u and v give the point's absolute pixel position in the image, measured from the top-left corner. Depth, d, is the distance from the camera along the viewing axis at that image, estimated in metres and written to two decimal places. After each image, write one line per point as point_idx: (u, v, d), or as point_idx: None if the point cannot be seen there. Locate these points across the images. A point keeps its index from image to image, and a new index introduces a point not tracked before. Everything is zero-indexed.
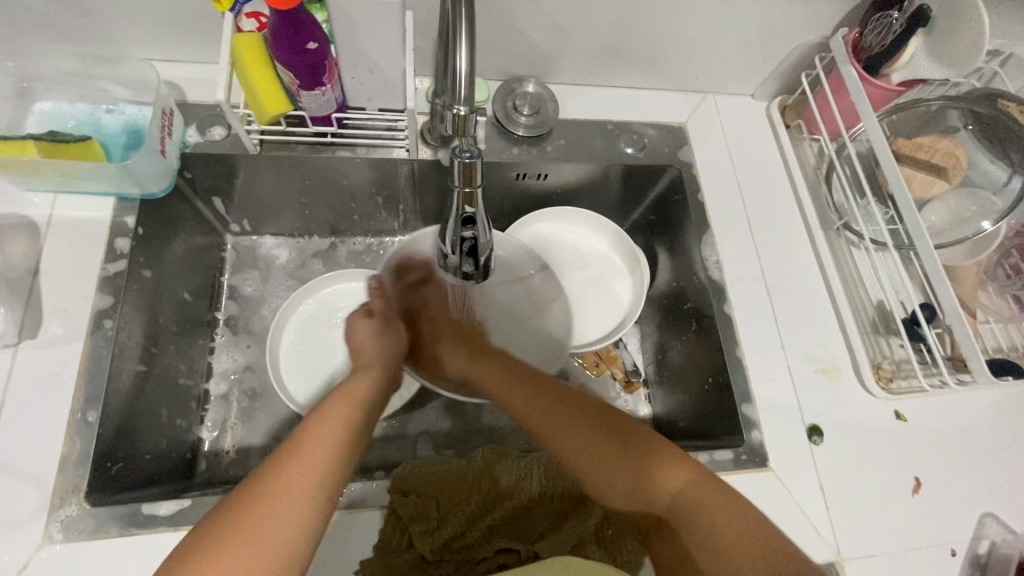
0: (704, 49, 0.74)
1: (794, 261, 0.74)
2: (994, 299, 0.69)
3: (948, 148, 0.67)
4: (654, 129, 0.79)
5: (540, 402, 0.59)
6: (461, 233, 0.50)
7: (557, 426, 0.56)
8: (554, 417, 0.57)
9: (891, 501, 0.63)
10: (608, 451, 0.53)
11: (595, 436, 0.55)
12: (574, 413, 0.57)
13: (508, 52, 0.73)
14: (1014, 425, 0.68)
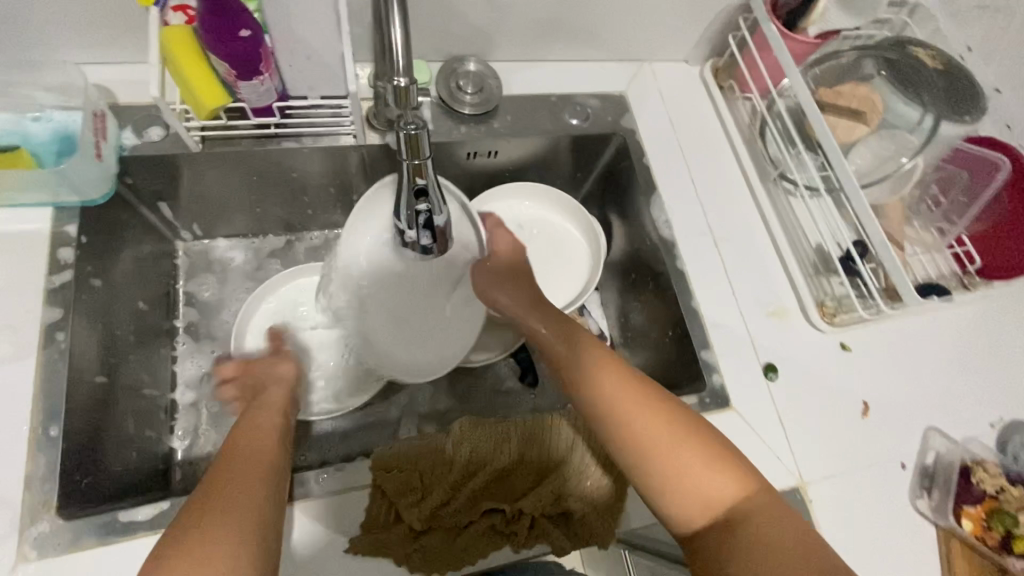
0: (636, 17, 0.77)
1: (738, 214, 0.78)
2: (919, 230, 0.74)
3: (862, 94, 0.73)
4: (597, 99, 0.81)
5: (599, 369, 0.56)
6: (416, 207, 0.52)
7: (616, 400, 0.53)
8: (614, 390, 0.53)
9: (845, 425, 0.68)
10: (670, 433, 0.50)
11: (655, 414, 0.51)
12: (639, 387, 0.53)
13: (447, 33, 0.73)
14: (946, 347, 0.74)
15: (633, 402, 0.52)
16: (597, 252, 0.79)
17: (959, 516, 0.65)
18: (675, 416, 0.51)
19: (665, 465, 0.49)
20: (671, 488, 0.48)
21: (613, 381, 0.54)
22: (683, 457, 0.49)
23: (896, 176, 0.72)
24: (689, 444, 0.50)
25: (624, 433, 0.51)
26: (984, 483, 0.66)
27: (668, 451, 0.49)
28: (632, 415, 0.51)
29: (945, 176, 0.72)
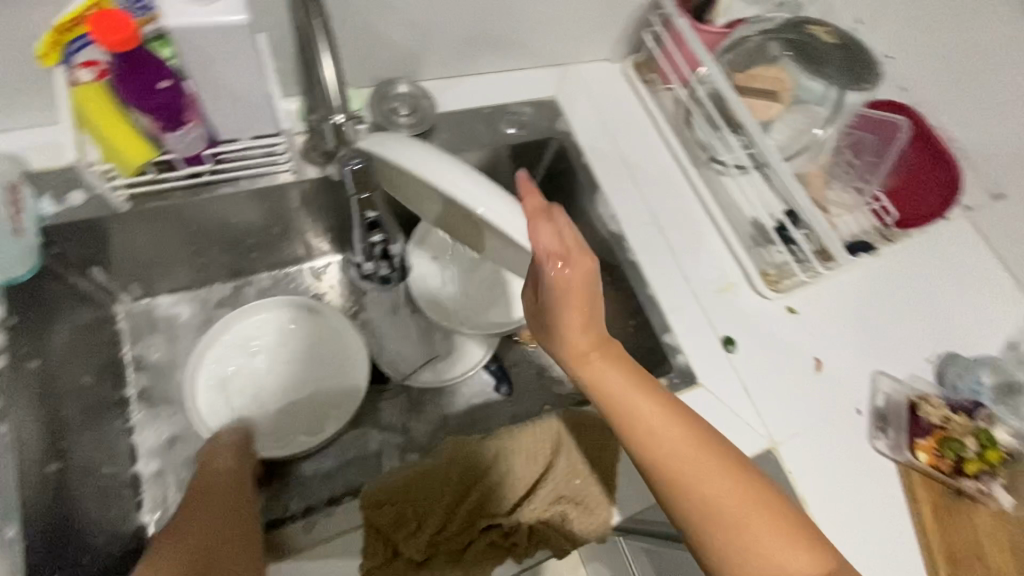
0: (555, 23, 0.79)
1: (677, 199, 0.82)
2: (841, 194, 0.80)
3: (770, 71, 0.78)
4: (531, 106, 0.83)
5: (675, 445, 0.51)
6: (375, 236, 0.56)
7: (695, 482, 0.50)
8: (690, 473, 0.50)
9: (803, 383, 0.72)
10: (750, 513, 0.49)
11: (734, 492, 0.50)
12: (715, 460, 0.51)
13: (372, 59, 0.73)
14: (880, 296, 0.81)
15: (711, 483, 0.50)
16: None
17: (913, 450, 0.69)
18: (752, 488, 0.50)
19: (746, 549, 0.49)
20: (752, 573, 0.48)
21: (689, 460, 0.51)
22: (763, 539, 0.49)
23: (812, 147, 0.78)
24: (758, 519, 0.49)
25: (704, 517, 0.50)
26: (930, 415, 0.70)
27: (747, 534, 0.49)
28: (709, 496, 0.50)
29: (854, 140, 0.80)
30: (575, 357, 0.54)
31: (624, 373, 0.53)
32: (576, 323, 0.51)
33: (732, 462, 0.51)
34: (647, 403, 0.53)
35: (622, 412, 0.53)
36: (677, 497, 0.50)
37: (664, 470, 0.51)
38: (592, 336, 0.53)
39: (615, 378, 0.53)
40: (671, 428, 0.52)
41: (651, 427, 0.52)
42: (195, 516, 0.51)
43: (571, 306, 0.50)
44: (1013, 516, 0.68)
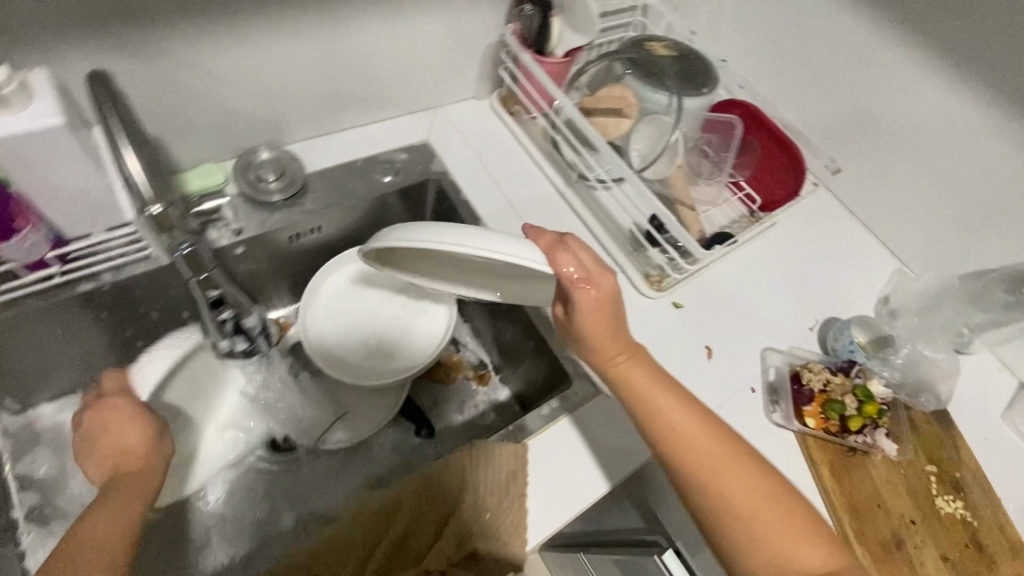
0: (412, 73, 0.83)
1: (557, 220, 0.85)
2: (708, 189, 0.88)
3: (614, 89, 0.83)
4: (405, 152, 0.85)
5: (692, 439, 0.58)
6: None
7: (710, 469, 0.57)
8: (706, 461, 0.58)
9: (696, 373, 0.77)
10: (752, 496, 0.57)
11: (749, 486, 0.57)
12: (725, 450, 0.58)
13: (230, 132, 0.74)
14: (758, 276, 0.86)
15: (722, 471, 0.57)
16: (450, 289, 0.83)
17: (801, 418, 0.75)
18: (755, 475, 0.58)
19: (746, 524, 0.56)
20: (747, 544, 0.56)
21: (704, 450, 0.58)
22: (760, 516, 0.56)
23: (668, 151, 0.82)
24: (774, 516, 0.57)
25: (714, 499, 0.57)
26: (811, 382, 0.75)
27: (747, 512, 0.56)
28: (719, 482, 0.57)
29: (709, 139, 0.88)
30: (605, 360, 0.61)
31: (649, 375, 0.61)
32: (604, 333, 0.60)
33: (740, 454, 0.59)
34: (669, 400, 0.60)
35: (646, 409, 0.60)
36: (691, 483, 0.58)
37: (682, 460, 0.58)
38: (622, 342, 0.61)
39: (641, 381, 0.61)
40: (699, 432, 0.59)
41: (672, 422, 0.59)
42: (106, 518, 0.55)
43: (601, 321, 0.59)
44: (900, 459, 0.74)
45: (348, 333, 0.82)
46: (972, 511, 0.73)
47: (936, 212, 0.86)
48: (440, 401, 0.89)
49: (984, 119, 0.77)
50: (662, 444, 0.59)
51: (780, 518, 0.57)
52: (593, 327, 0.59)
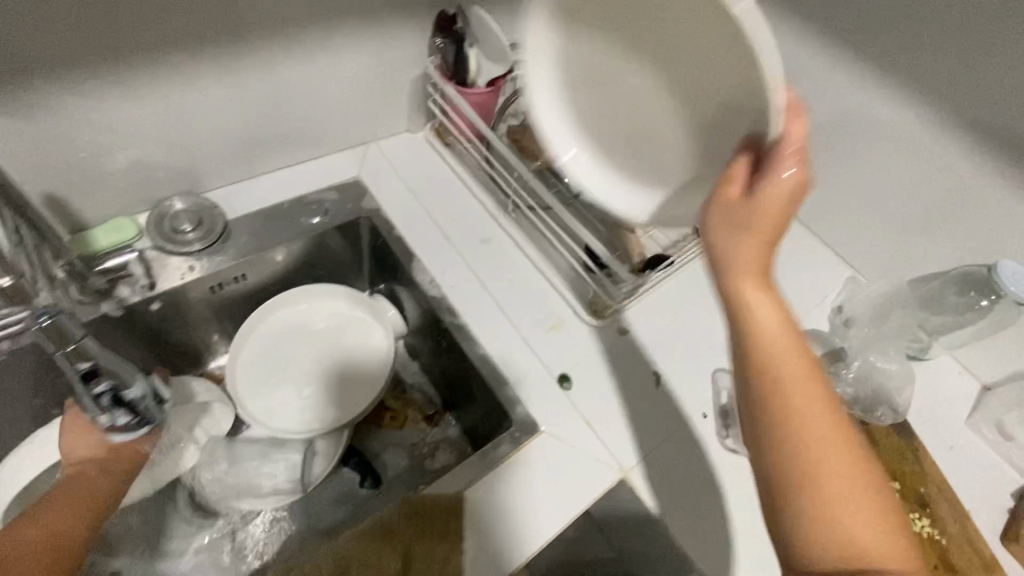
0: (336, 111, 0.81)
1: (496, 251, 0.82)
2: None
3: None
4: (334, 192, 0.83)
5: (816, 407, 0.46)
6: (94, 389, 0.57)
7: (824, 450, 0.44)
8: (824, 441, 0.45)
9: (645, 400, 0.73)
10: (863, 500, 0.44)
11: (856, 475, 0.44)
12: (848, 441, 0.46)
13: (140, 182, 0.71)
14: (708, 295, 0.84)
15: (836, 460, 0.44)
16: (388, 332, 0.81)
17: None
18: (870, 483, 0.45)
19: (841, 525, 0.43)
20: (831, 551, 0.43)
21: (823, 427, 0.45)
22: (865, 525, 0.43)
23: None
24: (871, 515, 0.44)
25: (816, 487, 0.44)
26: None
27: (848, 514, 0.43)
28: (818, 449, 0.45)
29: None
30: (736, 273, 0.49)
31: (787, 318, 0.48)
32: (758, 238, 0.48)
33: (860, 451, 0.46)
34: (801, 356, 0.47)
35: (771, 348, 0.47)
36: (797, 457, 0.45)
37: (793, 425, 0.45)
38: (762, 251, 0.49)
39: (775, 320, 0.48)
40: (823, 391, 0.47)
41: (801, 378, 0.46)
42: (77, 502, 0.60)
43: (770, 218, 0.48)
44: None
45: (282, 380, 0.79)
46: (939, 529, 0.70)
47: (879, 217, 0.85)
48: (387, 446, 0.85)
49: (910, 122, 0.76)
50: (776, 395, 0.46)
51: (879, 522, 0.44)
52: (753, 220, 0.48)
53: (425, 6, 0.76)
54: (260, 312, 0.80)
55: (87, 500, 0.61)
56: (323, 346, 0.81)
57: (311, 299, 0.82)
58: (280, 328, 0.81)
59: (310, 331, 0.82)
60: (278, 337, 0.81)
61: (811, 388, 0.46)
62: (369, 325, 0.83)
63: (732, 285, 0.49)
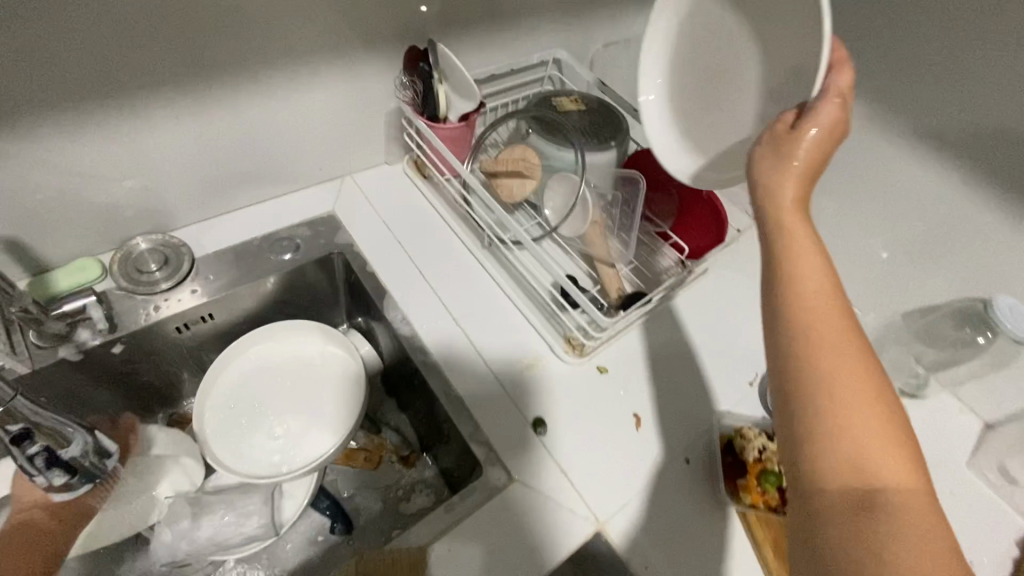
0: (308, 146, 0.80)
1: (471, 287, 0.80)
2: (642, 240, 0.86)
3: (516, 149, 0.82)
4: (306, 227, 0.81)
5: (838, 325, 0.45)
6: (26, 450, 0.58)
7: (840, 363, 0.43)
8: (842, 356, 0.44)
9: (624, 445, 0.69)
10: (877, 421, 0.41)
11: (877, 395, 0.42)
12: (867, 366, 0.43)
13: (104, 223, 0.70)
14: (699, 321, 0.82)
15: (851, 377, 0.43)
16: (359, 370, 0.78)
17: (736, 493, 0.66)
18: (888, 409, 0.42)
19: (845, 435, 0.41)
20: (834, 462, 0.41)
21: (842, 345, 0.44)
22: (875, 441, 0.41)
23: (580, 203, 0.80)
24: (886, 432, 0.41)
25: (827, 398, 0.43)
26: (747, 451, 0.67)
27: (855, 428, 0.41)
28: (835, 359, 0.44)
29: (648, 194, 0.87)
30: (774, 200, 0.51)
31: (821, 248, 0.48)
32: (797, 173, 0.50)
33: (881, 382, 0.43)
34: (829, 280, 0.47)
35: (797, 268, 0.47)
36: (810, 368, 0.44)
37: (810, 340, 0.44)
38: (801, 183, 0.51)
39: (804, 248, 0.48)
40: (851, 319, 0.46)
41: (826, 298, 0.46)
42: (24, 546, 0.60)
43: (806, 154, 0.50)
44: None
45: (252, 422, 0.74)
46: None
47: None
48: (360, 488, 0.82)
49: None
50: (797, 308, 0.46)
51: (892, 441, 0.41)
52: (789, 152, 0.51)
53: (395, 41, 0.76)
54: (227, 353, 0.77)
55: (34, 548, 0.61)
56: (295, 384, 0.78)
57: (281, 338, 0.80)
58: (251, 367, 0.78)
59: (283, 369, 0.78)
60: (249, 377, 0.77)
61: (836, 308, 0.46)
62: (342, 363, 0.79)
63: (766, 212, 0.51)
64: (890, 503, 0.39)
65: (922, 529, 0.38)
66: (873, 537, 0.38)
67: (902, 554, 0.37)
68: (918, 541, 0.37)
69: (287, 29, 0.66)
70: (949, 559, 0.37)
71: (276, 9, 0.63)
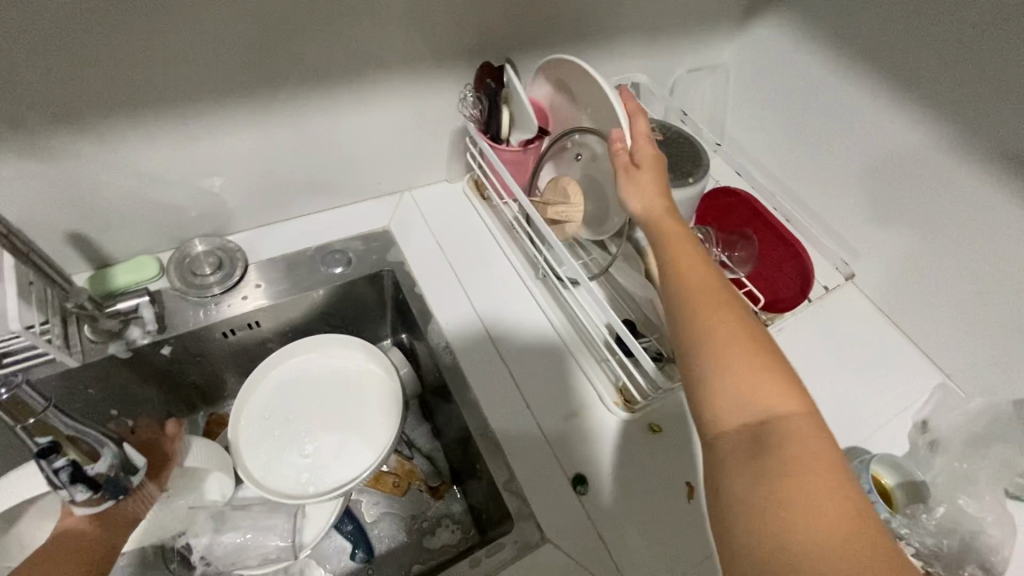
0: (370, 161, 0.79)
1: (517, 318, 0.76)
2: None
3: (558, 184, 0.74)
4: (359, 242, 0.80)
5: (705, 288, 0.49)
6: (53, 463, 0.53)
7: (711, 318, 0.47)
8: (710, 312, 0.47)
9: (672, 517, 0.62)
10: (749, 358, 0.44)
11: (744, 336, 0.46)
12: (736, 313, 0.47)
13: (166, 224, 0.72)
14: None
15: (726, 336, 0.46)
16: (396, 394, 0.75)
17: None
18: (762, 349, 0.45)
19: (732, 385, 0.44)
20: (726, 411, 0.44)
21: (710, 306, 0.47)
22: (756, 379, 0.44)
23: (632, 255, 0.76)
24: (757, 369, 0.44)
25: (707, 355, 0.45)
26: None
27: (742, 380, 0.44)
28: (705, 313, 0.47)
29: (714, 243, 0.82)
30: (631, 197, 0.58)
31: (677, 228, 0.54)
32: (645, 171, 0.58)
33: (749, 325, 0.47)
34: (692, 256, 0.51)
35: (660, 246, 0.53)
36: (693, 335, 0.47)
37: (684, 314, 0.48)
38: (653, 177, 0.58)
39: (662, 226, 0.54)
40: (709, 276, 0.50)
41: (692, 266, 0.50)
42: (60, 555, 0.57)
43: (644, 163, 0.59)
44: None
45: (285, 437, 0.73)
46: None
47: (977, 324, 0.71)
48: (384, 513, 0.79)
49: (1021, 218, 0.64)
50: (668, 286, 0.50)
51: (759, 374, 0.44)
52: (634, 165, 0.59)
53: (467, 60, 0.73)
54: (269, 362, 0.76)
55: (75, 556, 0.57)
56: (330, 399, 0.76)
57: (325, 349, 0.78)
58: (291, 379, 0.77)
59: (321, 384, 0.77)
60: (287, 389, 0.76)
61: (694, 271, 0.50)
62: (382, 386, 0.76)
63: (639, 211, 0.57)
64: (777, 435, 0.41)
65: (809, 452, 0.40)
66: (770, 478, 0.39)
67: (794, 488, 0.39)
68: (810, 471, 0.39)
69: (355, 45, 0.64)
70: (834, 476, 0.39)
71: (347, 25, 0.62)
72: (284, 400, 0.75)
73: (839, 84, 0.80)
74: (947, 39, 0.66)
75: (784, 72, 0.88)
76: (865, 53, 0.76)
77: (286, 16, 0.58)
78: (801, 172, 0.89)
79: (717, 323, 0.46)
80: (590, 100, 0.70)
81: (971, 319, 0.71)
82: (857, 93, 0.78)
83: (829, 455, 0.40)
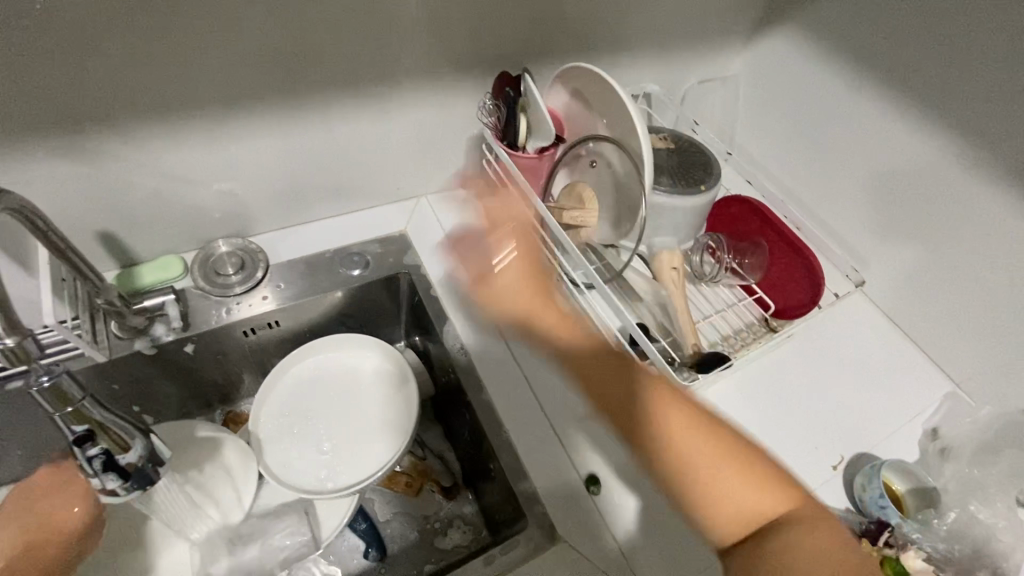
0: (387, 166, 0.81)
1: None
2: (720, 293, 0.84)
3: (573, 190, 0.76)
4: (376, 245, 0.82)
5: (653, 413, 0.59)
6: (87, 451, 0.53)
7: (679, 439, 0.57)
8: (676, 434, 0.57)
9: None
10: (715, 461, 0.55)
11: (706, 444, 0.56)
12: (696, 422, 0.57)
13: (190, 225, 0.74)
14: (745, 413, 0.72)
15: (692, 449, 0.56)
16: (409, 393, 0.76)
17: None
18: (720, 448, 0.56)
19: (716, 497, 0.54)
20: (721, 523, 0.53)
21: (678, 430, 0.57)
22: (728, 481, 0.54)
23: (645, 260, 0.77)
24: (726, 470, 0.55)
25: (687, 475, 0.55)
26: None
27: (716, 482, 0.55)
28: (670, 437, 0.57)
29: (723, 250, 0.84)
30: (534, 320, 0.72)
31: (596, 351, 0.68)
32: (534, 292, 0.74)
33: (708, 428, 0.57)
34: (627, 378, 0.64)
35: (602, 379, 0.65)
36: (668, 462, 0.57)
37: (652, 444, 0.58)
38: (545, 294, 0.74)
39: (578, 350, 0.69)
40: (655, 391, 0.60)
41: (627, 396, 0.62)
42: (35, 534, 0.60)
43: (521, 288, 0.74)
44: None
45: (302, 434, 0.74)
46: None
47: (986, 332, 0.72)
48: (397, 514, 0.80)
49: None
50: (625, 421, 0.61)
51: (723, 471, 0.55)
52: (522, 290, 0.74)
53: (485, 69, 0.75)
54: (287, 361, 0.77)
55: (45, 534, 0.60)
56: (346, 398, 0.77)
57: (341, 350, 0.80)
58: (308, 377, 0.78)
59: (337, 384, 0.78)
60: (303, 387, 0.77)
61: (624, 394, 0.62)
62: (397, 386, 0.77)
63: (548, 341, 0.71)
64: (775, 533, 0.51)
65: (806, 539, 0.50)
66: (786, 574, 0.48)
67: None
68: (813, 555, 0.48)
69: (378, 55, 0.67)
70: (837, 551, 0.49)
71: (372, 35, 0.64)
72: (301, 398, 0.77)
73: (849, 95, 0.81)
74: (955, 54, 0.68)
75: (794, 84, 0.89)
76: (874, 64, 0.77)
77: (315, 26, 0.61)
78: (809, 182, 0.90)
79: (683, 440, 0.57)
80: (605, 106, 0.72)
81: (979, 328, 0.72)
82: (866, 104, 0.79)
83: (822, 529, 0.50)
